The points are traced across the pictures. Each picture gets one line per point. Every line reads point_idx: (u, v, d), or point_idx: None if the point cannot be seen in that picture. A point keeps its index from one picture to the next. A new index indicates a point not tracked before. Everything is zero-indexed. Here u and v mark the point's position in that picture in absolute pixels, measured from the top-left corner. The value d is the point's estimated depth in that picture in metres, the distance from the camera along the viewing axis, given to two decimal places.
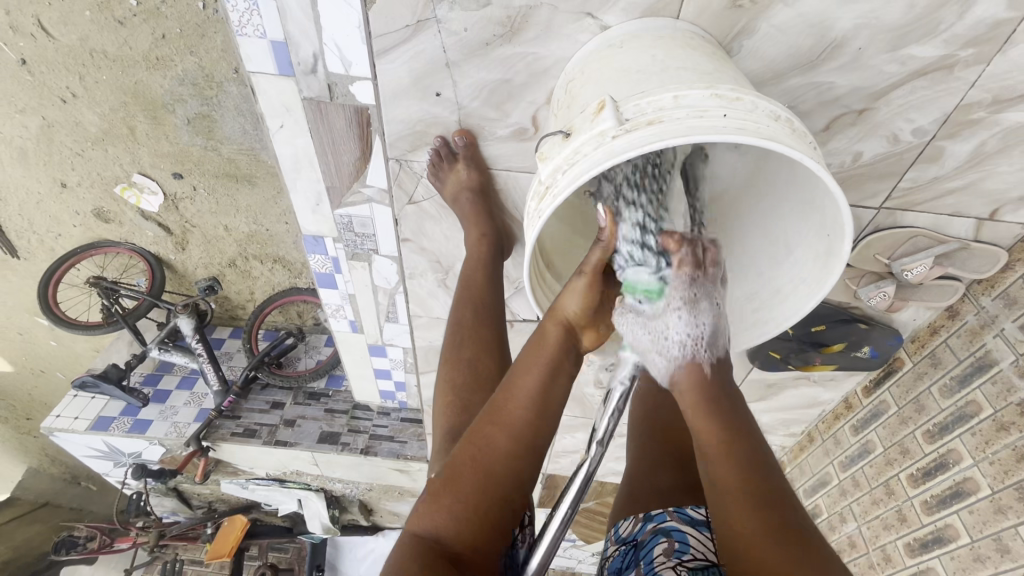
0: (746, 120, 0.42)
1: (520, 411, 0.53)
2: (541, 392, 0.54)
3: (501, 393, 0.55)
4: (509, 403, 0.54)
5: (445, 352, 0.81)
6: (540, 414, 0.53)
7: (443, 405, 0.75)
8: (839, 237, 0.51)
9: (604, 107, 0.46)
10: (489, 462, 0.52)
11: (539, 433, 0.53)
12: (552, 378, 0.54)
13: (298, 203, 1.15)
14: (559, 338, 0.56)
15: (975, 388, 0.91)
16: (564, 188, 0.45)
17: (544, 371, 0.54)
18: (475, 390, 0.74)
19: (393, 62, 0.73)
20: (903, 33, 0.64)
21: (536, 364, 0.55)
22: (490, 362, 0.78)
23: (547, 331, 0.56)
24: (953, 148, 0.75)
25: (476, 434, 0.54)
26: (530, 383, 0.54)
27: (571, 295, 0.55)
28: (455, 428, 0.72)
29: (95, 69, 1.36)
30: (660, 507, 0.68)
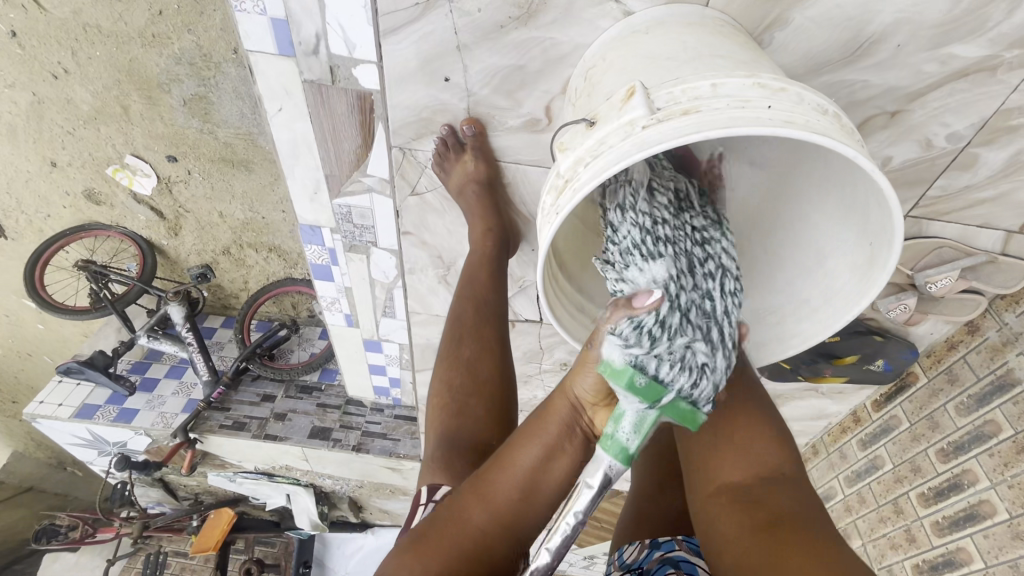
0: (792, 113, 0.38)
1: (509, 488, 0.50)
2: (533, 472, 0.50)
3: (496, 464, 0.51)
4: (498, 475, 0.51)
5: (442, 350, 0.77)
6: (528, 495, 0.50)
7: (439, 408, 0.72)
8: (884, 247, 0.47)
9: (634, 94, 0.41)
10: (461, 535, 0.49)
11: (525, 514, 0.50)
12: (550, 460, 0.49)
13: (296, 190, 1.10)
14: (567, 418, 0.49)
15: (994, 407, 0.88)
16: (587, 182, 0.41)
17: (544, 450, 0.49)
18: (472, 398, 0.71)
19: (400, 42, 0.69)
20: (946, 30, 0.60)
21: (536, 438, 0.50)
22: (490, 365, 0.73)
23: (556, 403, 0.50)
24: (988, 155, 0.71)
25: (460, 499, 0.51)
26: (526, 458, 0.50)
27: (586, 371, 0.47)
28: (451, 434, 0.69)
29: (89, 44, 1.30)
30: (668, 535, 0.65)
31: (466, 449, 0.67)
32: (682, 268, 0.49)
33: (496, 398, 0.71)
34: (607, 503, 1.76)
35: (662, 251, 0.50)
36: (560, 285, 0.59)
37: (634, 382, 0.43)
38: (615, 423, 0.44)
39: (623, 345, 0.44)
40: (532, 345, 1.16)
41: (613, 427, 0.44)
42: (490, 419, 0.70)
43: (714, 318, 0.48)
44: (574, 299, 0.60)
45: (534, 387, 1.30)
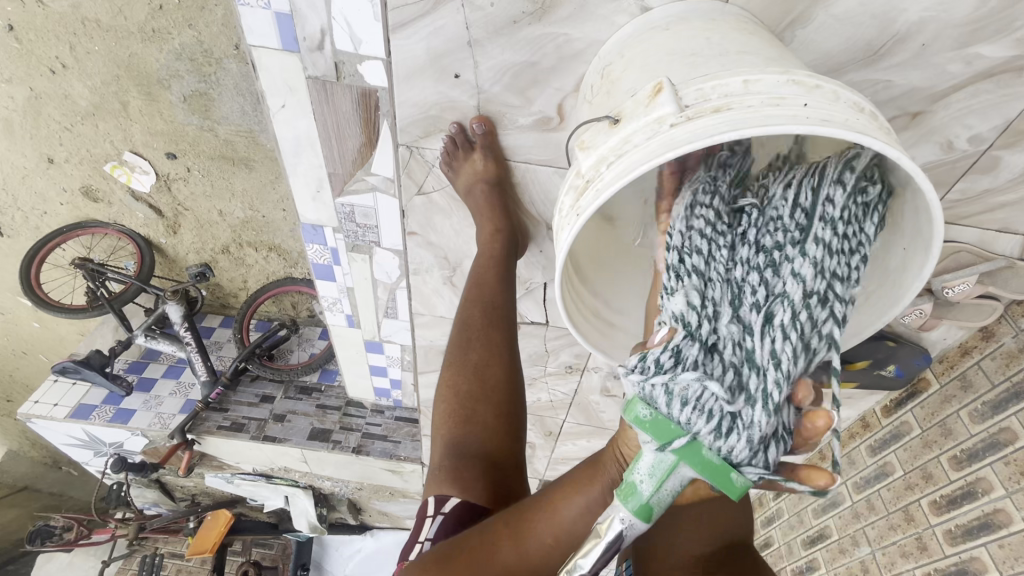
0: (831, 111, 0.36)
1: (541, 536, 0.49)
2: (566, 526, 0.48)
3: (536, 504, 0.50)
4: (533, 519, 0.50)
5: (449, 355, 0.74)
6: (556, 546, 0.48)
7: (446, 414, 0.71)
8: (920, 252, 0.45)
9: (662, 91, 0.39)
10: (486, 563, 0.50)
11: (546, 564, 0.49)
12: (586, 518, 0.47)
13: (298, 188, 1.08)
14: (612, 480, 0.46)
15: (1009, 415, 0.86)
16: (611, 182, 0.39)
17: (584, 506, 0.47)
18: (478, 406, 0.69)
19: (409, 37, 0.67)
20: (973, 29, 0.59)
21: (578, 490, 0.48)
22: (498, 368, 0.71)
23: (606, 461, 0.47)
24: (1011, 158, 0.69)
25: (494, 530, 0.52)
26: (564, 511, 0.48)
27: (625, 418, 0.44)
28: (460, 442, 0.68)
29: (87, 39, 1.28)
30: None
31: (476, 458, 0.66)
32: (711, 297, 0.43)
33: (505, 400, 0.69)
34: None
35: (694, 279, 0.45)
36: (576, 289, 0.56)
37: (640, 417, 0.40)
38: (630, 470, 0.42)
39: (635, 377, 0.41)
40: (538, 348, 1.14)
41: (626, 472, 0.42)
42: (500, 424, 0.68)
43: (758, 360, 0.40)
44: (591, 304, 0.58)
45: (539, 390, 1.28)
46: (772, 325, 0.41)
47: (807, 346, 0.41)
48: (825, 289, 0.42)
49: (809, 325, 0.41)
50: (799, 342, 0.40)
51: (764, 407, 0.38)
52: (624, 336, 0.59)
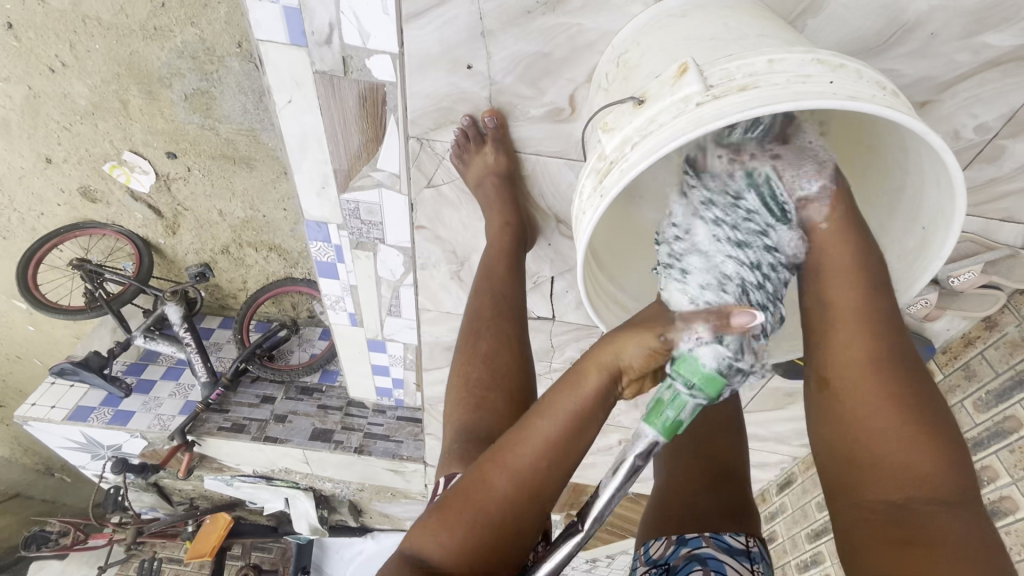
0: (856, 88, 0.37)
1: (532, 460, 0.46)
2: (559, 441, 0.47)
3: (514, 432, 0.48)
4: (517, 445, 0.47)
5: (460, 344, 0.73)
6: (552, 462, 0.47)
7: (455, 402, 0.68)
8: (941, 231, 0.46)
9: (687, 70, 0.40)
10: (484, 502, 0.47)
11: (546, 484, 0.47)
12: (579, 428, 0.47)
13: (302, 185, 1.08)
14: (601, 386, 0.47)
15: (1014, 403, 0.87)
16: (638, 162, 0.39)
17: (571, 417, 0.47)
18: (489, 397, 0.66)
19: (423, 28, 0.67)
20: (980, 18, 0.60)
21: (559, 407, 0.47)
22: (509, 358, 0.70)
23: (587, 374, 0.48)
24: (1016, 147, 0.70)
25: (479, 466, 0.49)
26: (547, 429, 0.47)
27: (636, 343, 0.47)
28: (467, 427, 0.64)
29: (88, 37, 1.28)
30: (694, 530, 0.63)
31: (482, 441, 0.62)
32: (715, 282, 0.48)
33: (515, 389, 0.68)
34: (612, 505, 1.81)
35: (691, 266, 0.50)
36: (596, 276, 0.57)
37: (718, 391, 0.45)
38: (679, 403, 0.44)
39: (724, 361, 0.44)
40: (544, 344, 1.14)
41: (676, 411, 0.44)
42: (512, 412, 0.66)
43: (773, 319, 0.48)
44: (608, 290, 0.59)
45: (544, 386, 1.29)
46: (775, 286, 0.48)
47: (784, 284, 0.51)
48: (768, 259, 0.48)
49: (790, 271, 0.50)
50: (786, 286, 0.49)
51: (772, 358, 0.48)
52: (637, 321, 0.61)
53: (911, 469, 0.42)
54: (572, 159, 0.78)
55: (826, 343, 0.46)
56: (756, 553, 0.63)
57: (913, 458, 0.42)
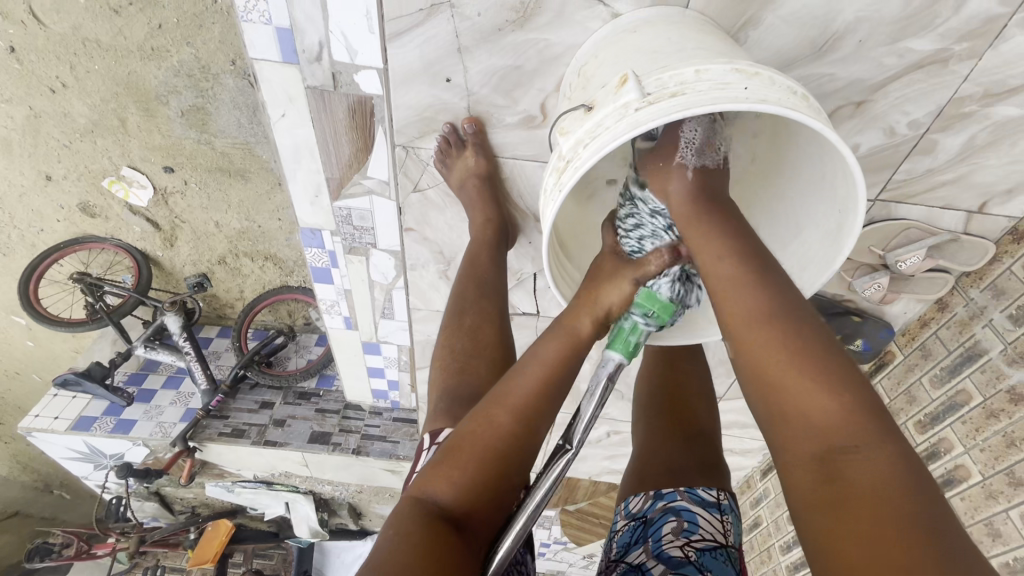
0: (767, 93, 0.44)
1: (532, 395, 0.56)
2: (554, 377, 0.57)
3: (514, 376, 0.57)
4: (518, 384, 0.56)
5: (446, 318, 0.80)
6: (548, 399, 0.56)
7: (440, 370, 0.75)
8: (850, 214, 0.54)
9: (627, 81, 0.47)
10: (492, 436, 0.54)
11: (543, 418, 0.56)
12: (569, 365, 0.58)
13: (297, 193, 1.14)
14: (587, 328, 0.60)
15: (964, 377, 0.93)
16: (587, 160, 0.46)
17: (564, 355, 0.58)
18: (473, 364, 0.74)
19: (404, 46, 0.74)
20: (901, 26, 0.67)
21: (554, 351, 0.58)
22: (490, 331, 0.77)
23: (581, 323, 0.60)
24: (946, 141, 0.78)
25: (482, 411, 0.56)
26: (544, 368, 0.57)
27: (615, 289, 0.61)
28: (452, 387, 0.72)
29: (87, 58, 1.34)
30: (670, 486, 0.68)
31: (464, 399, 0.69)
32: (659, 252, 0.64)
33: (497, 359, 0.75)
34: (604, 498, 1.87)
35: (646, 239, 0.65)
36: (559, 259, 0.67)
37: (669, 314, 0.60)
38: (641, 329, 0.59)
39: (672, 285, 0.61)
40: (530, 339, 1.20)
41: (637, 335, 0.58)
42: (493, 376, 0.73)
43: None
44: (570, 271, 0.69)
45: None
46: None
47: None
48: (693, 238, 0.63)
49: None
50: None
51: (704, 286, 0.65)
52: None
53: (812, 420, 0.45)
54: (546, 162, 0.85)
55: (729, 324, 0.52)
56: (726, 504, 0.67)
57: (820, 406, 0.45)
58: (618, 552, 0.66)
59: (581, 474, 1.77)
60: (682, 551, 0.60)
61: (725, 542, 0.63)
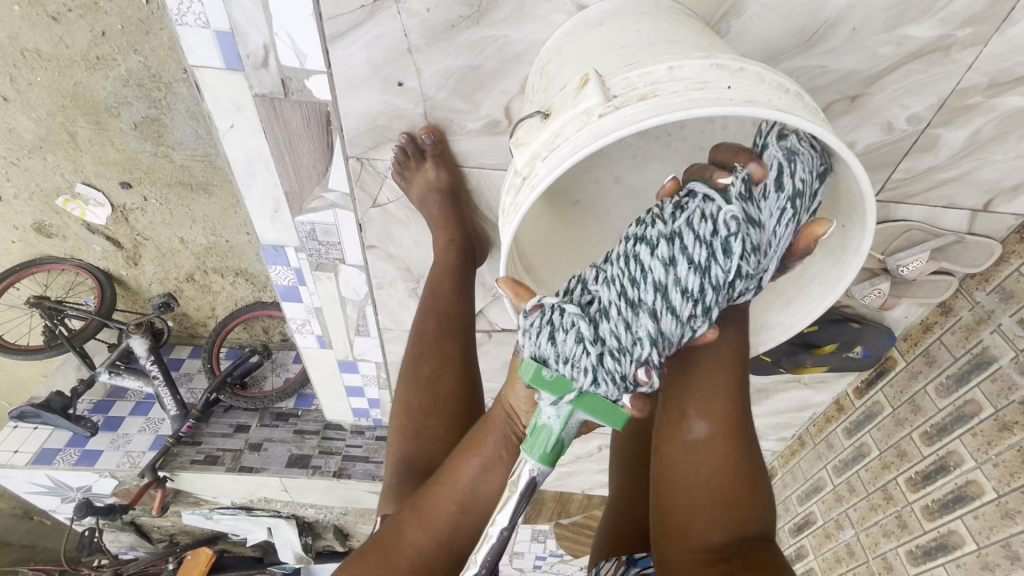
0: (754, 92, 0.36)
1: (446, 505, 0.48)
2: (468, 489, 0.48)
3: (434, 480, 0.50)
4: (435, 489, 0.49)
5: (404, 367, 0.71)
6: (460, 510, 0.48)
7: (397, 430, 0.68)
8: (855, 232, 0.47)
9: (588, 81, 0.39)
10: (394, 549, 0.48)
11: (457, 532, 0.48)
12: (482, 478, 0.48)
13: (255, 209, 1.06)
14: (501, 434, 0.48)
15: (972, 387, 0.87)
16: (544, 178, 0.39)
17: (480, 464, 0.48)
18: (432, 423, 0.66)
19: (350, 47, 0.66)
20: (899, 11, 0.60)
21: (468, 453, 0.49)
22: (452, 379, 0.68)
23: (491, 419, 0.48)
24: (949, 135, 0.71)
25: (398, 519, 0.50)
26: (460, 474, 0.48)
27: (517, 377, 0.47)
28: (412, 453, 0.65)
29: (28, 70, 1.24)
30: (644, 550, 0.60)
31: (420, 472, 0.63)
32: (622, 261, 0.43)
33: (458, 414, 0.67)
34: (599, 510, 1.81)
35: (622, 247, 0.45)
36: (520, 276, 0.55)
37: (540, 375, 0.40)
38: (538, 417, 0.40)
39: (543, 331, 0.41)
40: (511, 356, 1.13)
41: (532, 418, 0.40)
42: (453, 438, 0.65)
43: (629, 277, 0.42)
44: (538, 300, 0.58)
45: None
46: (642, 246, 0.43)
47: (713, 255, 0.42)
48: (688, 235, 0.42)
49: (692, 233, 0.42)
50: (671, 244, 0.42)
51: (645, 335, 0.41)
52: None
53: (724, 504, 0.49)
54: None
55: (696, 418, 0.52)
56: None
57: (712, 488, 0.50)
58: None
59: (574, 487, 1.70)
60: None
61: None
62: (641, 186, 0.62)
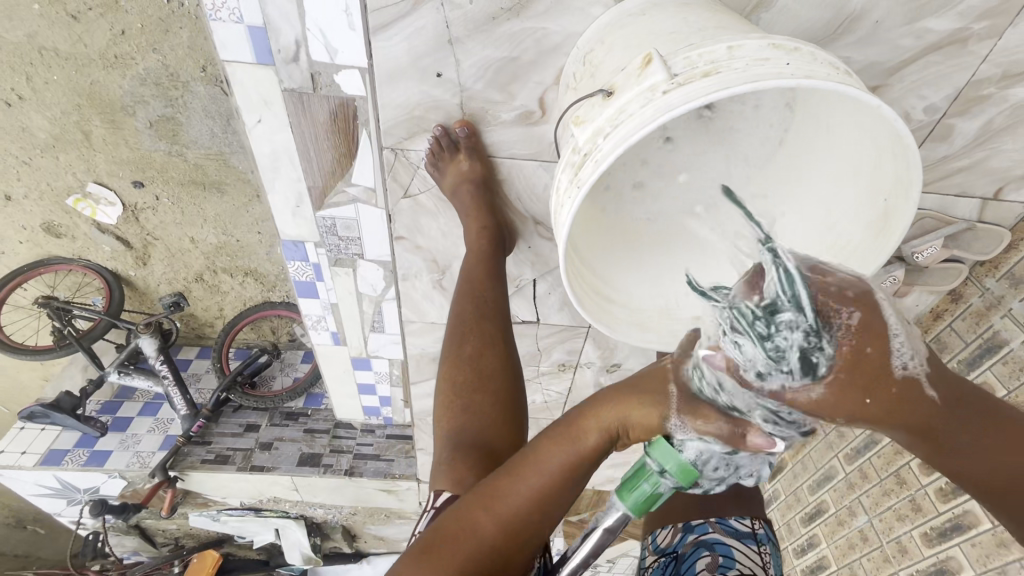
0: (810, 68, 0.39)
1: (527, 508, 0.45)
2: (554, 489, 0.45)
3: (508, 477, 0.46)
4: (511, 480, 0.45)
5: (445, 350, 0.73)
6: (540, 513, 0.45)
7: (443, 407, 0.68)
8: (901, 200, 0.53)
9: (652, 61, 0.42)
10: (472, 545, 0.44)
11: (534, 532, 0.45)
12: (574, 478, 0.45)
13: (277, 204, 1.07)
14: (598, 443, 0.45)
15: (984, 370, 0.89)
16: (611, 150, 0.41)
17: (567, 471, 0.45)
18: (481, 395, 0.67)
19: (391, 38, 0.68)
20: (918, 5, 0.64)
21: (556, 458, 0.45)
22: (493, 358, 0.70)
23: (588, 429, 0.45)
24: (963, 125, 0.74)
25: (466, 513, 0.46)
26: (544, 479, 0.45)
27: (637, 404, 0.43)
28: (459, 432, 0.64)
29: (45, 68, 1.25)
30: (700, 517, 0.64)
31: (469, 446, 0.62)
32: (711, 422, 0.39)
33: (502, 392, 0.67)
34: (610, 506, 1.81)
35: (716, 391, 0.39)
36: (579, 272, 0.59)
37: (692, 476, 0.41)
38: (654, 478, 0.42)
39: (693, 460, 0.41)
40: (530, 348, 1.15)
41: (653, 489, 0.42)
42: (499, 414, 0.65)
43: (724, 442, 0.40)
44: (593, 284, 0.61)
45: (533, 391, 1.29)
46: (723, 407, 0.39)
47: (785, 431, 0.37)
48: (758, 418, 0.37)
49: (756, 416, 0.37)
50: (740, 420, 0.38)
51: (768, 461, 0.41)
52: (625, 312, 0.62)
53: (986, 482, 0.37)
54: (546, 161, 0.80)
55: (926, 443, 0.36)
56: (763, 534, 0.63)
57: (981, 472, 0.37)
58: None
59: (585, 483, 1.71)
60: None
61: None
62: (675, 172, 0.62)
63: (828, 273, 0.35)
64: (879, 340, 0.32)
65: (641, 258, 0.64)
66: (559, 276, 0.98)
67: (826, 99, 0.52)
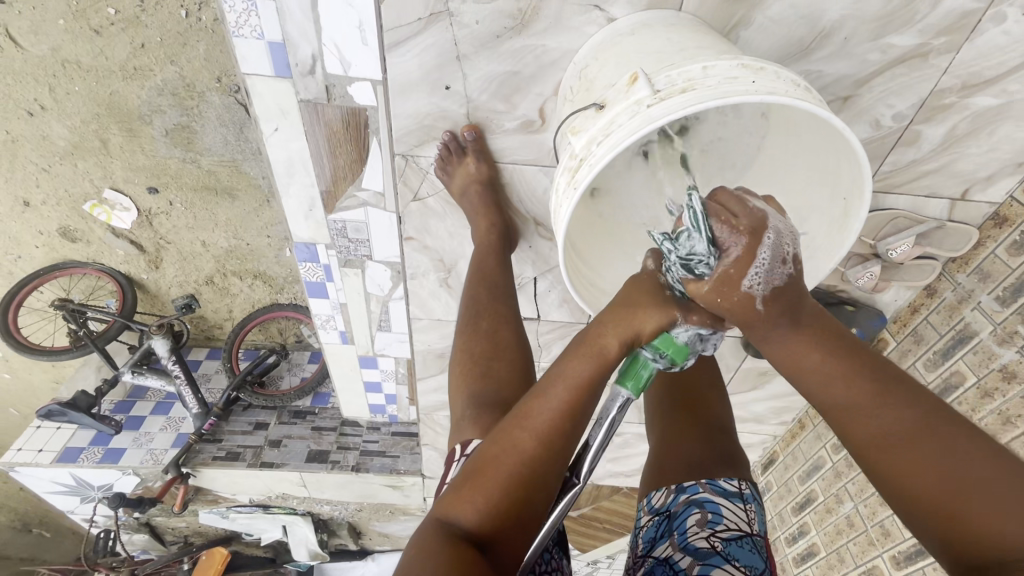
0: (773, 85, 0.46)
1: (558, 420, 0.50)
2: (580, 400, 0.50)
3: (537, 396, 0.51)
4: (538, 403, 0.51)
5: (462, 327, 0.79)
6: (570, 422, 0.50)
7: (462, 375, 0.74)
8: (857, 199, 0.57)
9: (638, 79, 0.49)
10: (513, 462, 0.49)
11: (567, 440, 0.51)
12: (597, 387, 0.51)
13: (291, 208, 1.13)
14: (617, 352, 0.50)
15: (957, 359, 0.96)
16: (601, 157, 0.48)
17: (590, 383, 0.50)
18: (497, 361, 0.73)
19: (404, 54, 0.75)
20: (883, 22, 0.70)
21: (578, 372, 0.50)
22: (507, 332, 0.77)
23: (608, 340, 0.50)
24: (928, 131, 0.81)
25: (503, 437, 0.51)
26: (569, 394, 0.50)
27: (647, 308, 0.49)
28: (477, 394, 0.70)
29: (67, 80, 1.31)
30: (692, 478, 0.69)
31: (487, 405, 0.68)
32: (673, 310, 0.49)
33: (515, 362, 0.74)
34: (609, 502, 1.85)
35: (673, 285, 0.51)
36: (575, 267, 0.65)
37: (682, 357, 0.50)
38: (650, 364, 0.50)
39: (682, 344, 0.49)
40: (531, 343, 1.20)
41: (649, 372, 0.50)
42: (513, 380, 0.71)
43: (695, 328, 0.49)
44: (586, 277, 0.66)
45: None
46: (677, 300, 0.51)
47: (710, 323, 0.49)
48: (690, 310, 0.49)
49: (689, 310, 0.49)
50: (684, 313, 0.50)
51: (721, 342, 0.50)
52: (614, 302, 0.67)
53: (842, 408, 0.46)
54: (546, 166, 0.86)
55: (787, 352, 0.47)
56: (749, 494, 0.68)
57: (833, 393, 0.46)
58: (643, 548, 0.67)
59: None
60: (708, 542, 0.61)
61: (751, 531, 0.64)
62: (663, 176, 0.69)
63: (731, 216, 0.46)
64: (744, 264, 0.45)
65: (633, 253, 0.70)
66: (559, 274, 1.05)
67: (793, 111, 0.60)
